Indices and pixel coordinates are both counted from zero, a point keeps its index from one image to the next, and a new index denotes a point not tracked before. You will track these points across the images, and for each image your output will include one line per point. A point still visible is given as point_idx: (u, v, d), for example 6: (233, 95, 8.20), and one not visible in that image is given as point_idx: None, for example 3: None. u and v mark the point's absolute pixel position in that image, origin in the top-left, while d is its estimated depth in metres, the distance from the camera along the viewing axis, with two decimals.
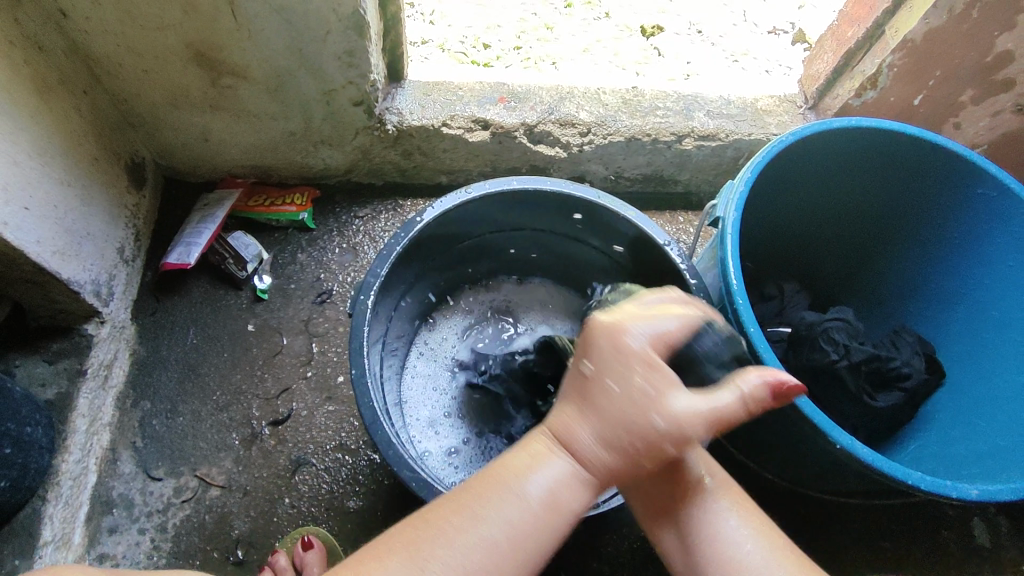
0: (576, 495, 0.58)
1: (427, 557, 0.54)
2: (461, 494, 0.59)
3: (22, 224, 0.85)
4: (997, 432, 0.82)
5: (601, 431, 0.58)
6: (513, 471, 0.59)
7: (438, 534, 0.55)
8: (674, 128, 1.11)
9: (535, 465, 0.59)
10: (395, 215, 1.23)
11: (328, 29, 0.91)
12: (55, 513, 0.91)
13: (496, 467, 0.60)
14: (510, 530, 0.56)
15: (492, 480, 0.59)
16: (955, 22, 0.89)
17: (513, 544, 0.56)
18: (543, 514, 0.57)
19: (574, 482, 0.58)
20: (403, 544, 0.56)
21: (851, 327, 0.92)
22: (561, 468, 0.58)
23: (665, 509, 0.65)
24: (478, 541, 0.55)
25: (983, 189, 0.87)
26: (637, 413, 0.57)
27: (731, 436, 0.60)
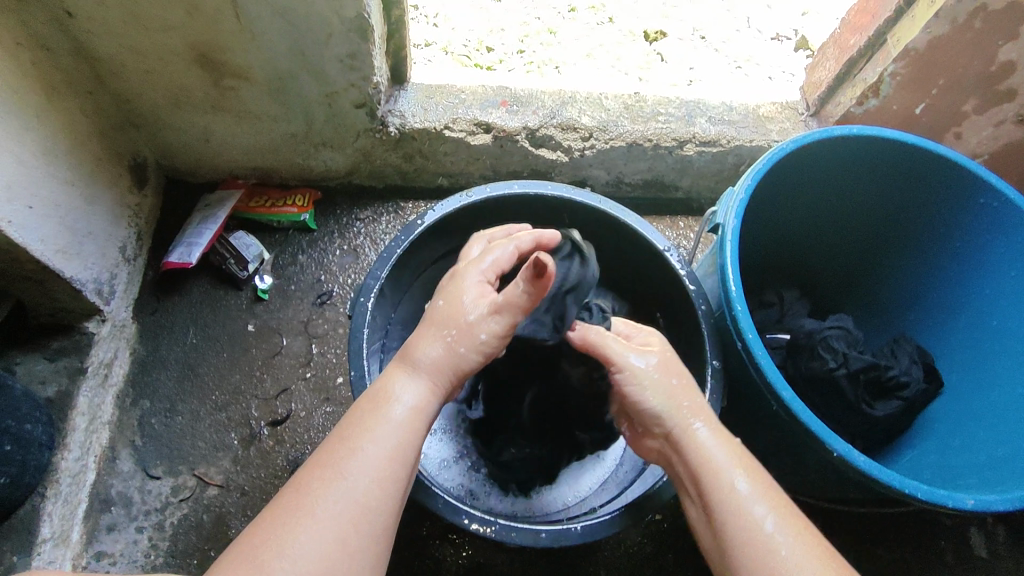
0: (428, 397, 0.63)
1: (316, 487, 0.55)
2: (335, 435, 0.59)
3: (26, 222, 0.85)
4: (994, 441, 0.82)
5: (436, 340, 0.64)
6: (370, 399, 0.62)
7: (319, 468, 0.56)
8: (675, 134, 1.12)
9: (382, 397, 0.61)
10: (396, 217, 1.23)
11: (332, 32, 0.91)
12: (53, 510, 0.91)
13: (360, 403, 0.62)
14: (387, 460, 0.57)
15: (362, 411, 0.60)
16: (957, 32, 0.90)
17: (388, 465, 0.57)
18: (410, 428, 0.60)
19: (423, 388, 0.62)
20: (295, 483, 0.56)
21: (850, 335, 0.92)
22: (408, 380, 0.63)
23: (680, 474, 0.66)
24: (357, 466, 0.56)
25: (984, 199, 0.87)
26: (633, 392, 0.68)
27: (712, 468, 0.62)
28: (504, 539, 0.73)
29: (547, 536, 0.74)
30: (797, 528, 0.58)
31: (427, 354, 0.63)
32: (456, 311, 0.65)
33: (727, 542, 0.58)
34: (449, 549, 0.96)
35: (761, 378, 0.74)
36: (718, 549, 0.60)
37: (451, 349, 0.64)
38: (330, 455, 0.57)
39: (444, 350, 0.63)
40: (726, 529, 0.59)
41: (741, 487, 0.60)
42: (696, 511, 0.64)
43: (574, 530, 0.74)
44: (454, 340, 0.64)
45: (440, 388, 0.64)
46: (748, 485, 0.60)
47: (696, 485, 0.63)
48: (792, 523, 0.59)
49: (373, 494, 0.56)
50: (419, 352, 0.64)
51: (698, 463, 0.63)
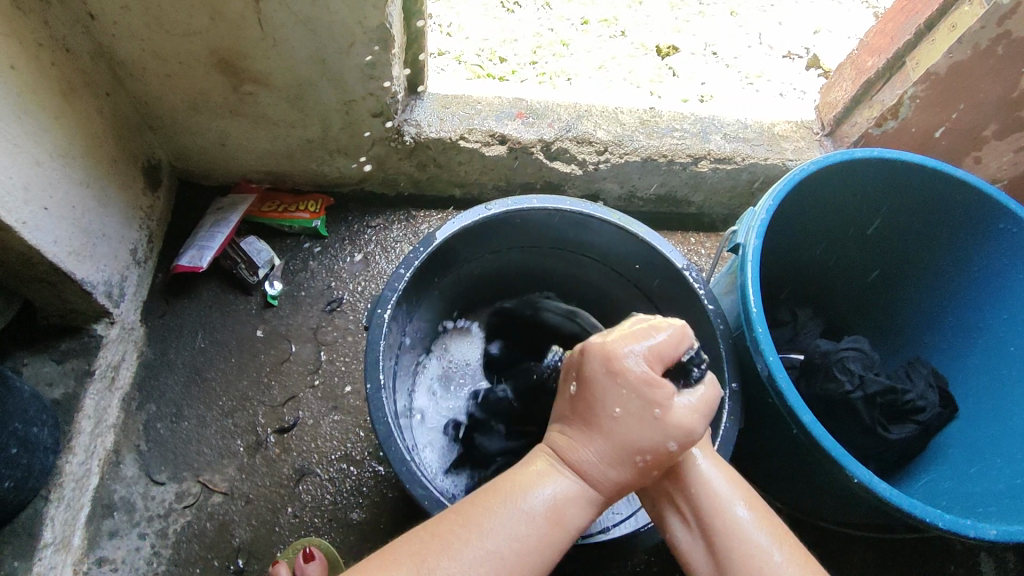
0: (581, 514, 0.61)
1: (436, 568, 0.55)
2: (465, 507, 0.60)
3: (41, 224, 0.85)
4: (1012, 468, 0.81)
5: (590, 442, 0.62)
6: (513, 484, 0.61)
7: (438, 546, 0.57)
8: (690, 150, 1.11)
9: (528, 488, 0.61)
10: (407, 226, 1.23)
11: (354, 40, 0.91)
12: (57, 515, 0.90)
13: (506, 477, 0.62)
14: (518, 547, 0.57)
15: (495, 489, 0.61)
16: (979, 58, 0.90)
17: (515, 563, 0.57)
18: (545, 525, 0.59)
19: (575, 493, 0.61)
20: (429, 552, 0.56)
21: (866, 356, 0.92)
22: (564, 483, 0.61)
23: (676, 506, 0.66)
24: (523, 512, 0.59)
25: (1003, 225, 0.87)
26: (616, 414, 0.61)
27: (715, 490, 0.65)
28: None
29: (561, 557, 0.74)
30: (777, 531, 0.63)
31: (590, 457, 0.62)
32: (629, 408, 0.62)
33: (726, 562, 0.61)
34: None
35: (782, 402, 0.74)
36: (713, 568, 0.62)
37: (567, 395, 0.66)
38: (505, 493, 0.60)
39: (563, 404, 0.66)
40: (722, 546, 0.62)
41: (742, 511, 0.63)
42: (687, 538, 0.65)
43: (589, 549, 0.74)
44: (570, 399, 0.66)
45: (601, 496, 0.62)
46: (748, 510, 0.63)
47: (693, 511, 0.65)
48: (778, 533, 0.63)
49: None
50: (580, 453, 0.62)
51: (699, 494, 0.65)
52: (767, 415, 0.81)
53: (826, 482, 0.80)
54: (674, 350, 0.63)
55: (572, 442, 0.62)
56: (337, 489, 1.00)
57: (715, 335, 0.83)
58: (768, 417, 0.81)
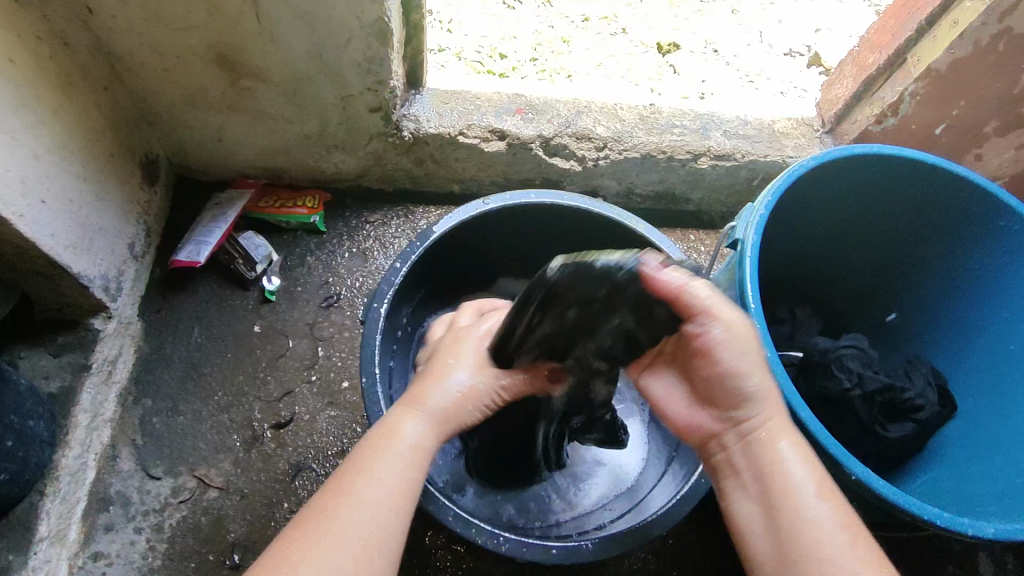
0: (433, 438, 0.65)
1: (337, 511, 0.57)
2: (341, 471, 0.60)
3: (38, 217, 0.84)
4: (1012, 467, 0.80)
5: (462, 368, 0.69)
6: (381, 433, 0.63)
7: (331, 499, 0.58)
8: (689, 147, 1.11)
9: (391, 434, 0.63)
10: (405, 222, 1.22)
11: (352, 35, 0.91)
12: (52, 509, 0.90)
13: (370, 435, 0.64)
14: (402, 486, 0.60)
15: (368, 446, 0.62)
16: (981, 55, 0.89)
17: (398, 494, 0.59)
18: (414, 462, 0.62)
19: (428, 430, 0.64)
20: (322, 503, 0.58)
21: (865, 354, 0.91)
22: (420, 422, 0.64)
23: (740, 475, 0.65)
24: (375, 494, 0.58)
25: (1004, 223, 0.86)
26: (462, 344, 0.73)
27: (789, 471, 0.62)
28: (515, 554, 0.73)
29: (557, 553, 0.73)
30: (859, 539, 0.58)
31: (452, 375, 0.69)
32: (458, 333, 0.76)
33: (789, 544, 0.59)
34: (450, 560, 0.94)
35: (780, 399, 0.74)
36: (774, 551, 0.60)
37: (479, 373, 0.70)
38: (344, 484, 0.59)
39: (469, 372, 0.70)
40: (784, 531, 0.60)
41: (809, 493, 0.61)
42: (749, 512, 0.63)
43: (585, 547, 0.74)
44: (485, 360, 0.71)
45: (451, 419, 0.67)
46: (822, 499, 0.60)
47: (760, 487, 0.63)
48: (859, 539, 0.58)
49: (389, 515, 0.58)
50: (444, 376, 0.69)
51: (770, 471, 0.63)
52: None
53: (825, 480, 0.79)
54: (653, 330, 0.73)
55: (438, 377, 0.68)
56: None
57: None
58: None
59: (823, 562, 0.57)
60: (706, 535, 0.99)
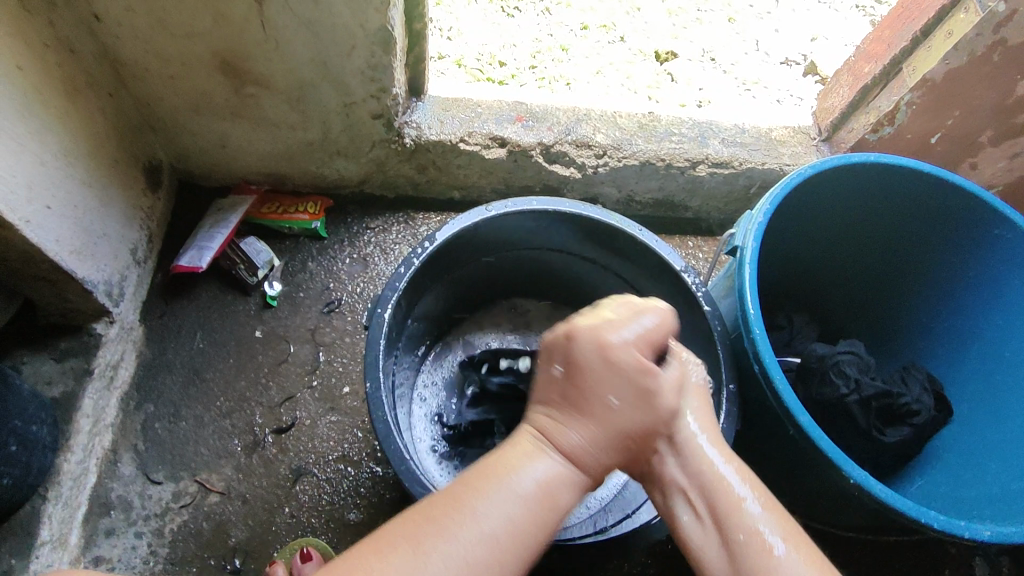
0: (564, 486, 0.59)
1: (432, 542, 0.52)
2: (454, 489, 0.56)
3: (44, 222, 0.85)
4: (1008, 472, 0.81)
5: (582, 428, 0.60)
6: (502, 461, 0.59)
7: (425, 525, 0.53)
8: (688, 155, 1.12)
9: (514, 468, 0.58)
10: (406, 228, 1.23)
11: (356, 43, 0.92)
12: (53, 513, 0.90)
13: (484, 464, 0.59)
14: (511, 528, 0.54)
15: (480, 476, 0.57)
16: (974, 65, 0.91)
17: (512, 535, 0.54)
18: (537, 505, 0.56)
19: (561, 475, 0.59)
20: (404, 535, 0.53)
21: (862, 360, 0.92)
22: (550, 464, 0.59)
23: (680, 490, 0.64)
24: (467, 536, 0.53)
25: (997, 231, 0.88)
26: (637, 417, 0.61)
27: (731, 492, 0.61)
28: None
29: (559, 554, 0.74)
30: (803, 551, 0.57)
31: (574, 439, 0.60)
32: (649, 394, 0.62)
33: (743, 559, 0.57)
34: None
35: (779, 404, 0.75)
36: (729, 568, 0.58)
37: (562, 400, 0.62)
38: (441, 516, 0.54)
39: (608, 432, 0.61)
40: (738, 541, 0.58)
41: (752, 506, 0.60)
42: (686, 512, 0.63)
43: (582, 543, 0.75)
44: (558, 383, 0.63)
45: (588, 477, 0.61)
46: (763, 508, 0.60)
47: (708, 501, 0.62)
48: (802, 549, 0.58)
49: (482, 563, 0.52)
50: (565, 436, 0.60)
51: (711, 485, 0.62)
52: (764, 418, 0.81)
53: (823, 485, 0.80)
54: (662, 336, 0.66)
55: (559, 427, 0.61)
56: (334, 489, 1.00)
57: (713, 337, 0.84)
58: (765, 420, 0.81)
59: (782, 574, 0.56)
60: None
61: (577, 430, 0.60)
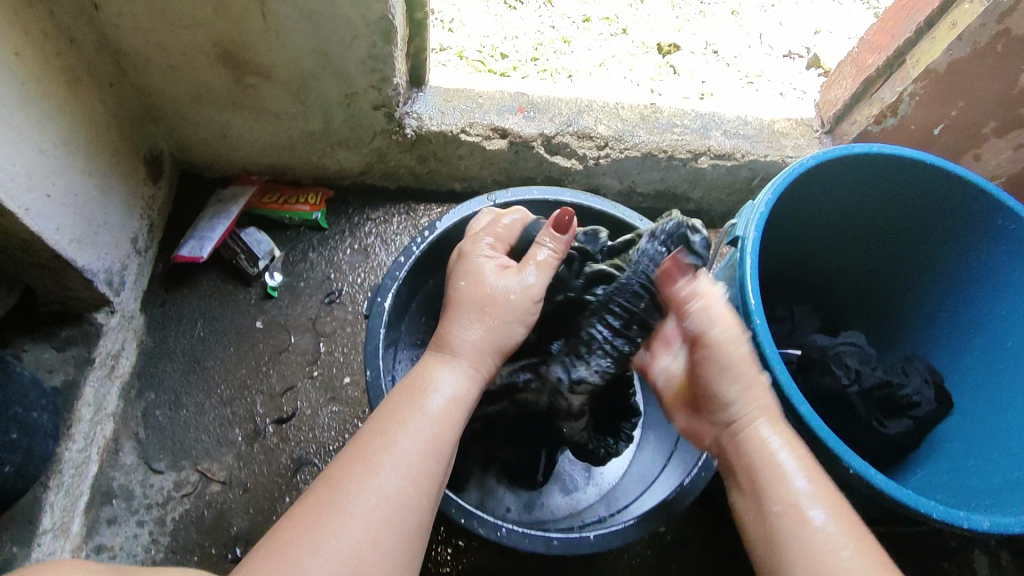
0: (465, 389, 0.64)
1: (353, 479, 0.55)
2: (371, 429, 0.60)
3: (43, 211, 0.85)
4: (1007, 463, 0.82)
5: (474, 319, 0.67)
6: (407, 389, 0.63)
7: (355, 457, 0.57)
8: (690, 146, 1.12)
9: (420, 387, 0.63)
10: (408, 219, 1.23)
11: (357, 32, 0.91)
12: (55, 501, 0.91)
13: (396, 394, 0.63)
14: (428, 446, 0.59)
15: (395, 404, 0.62)
16: (979, 56, 0.91)
17: (425, 453, 0.59)
18: (446, 416, 0.61)
19: (461, 378, 0.64)
20: (335, 473, 0.57)
21: (863, 351, 0.92)
22: (451, 370, 0.64)
23: (737, 476, 0.64)
24: (390, 463, 0.57)
25: (1000, 223, 0.87)
26: (484, 291, 0.68)
27: (779, 462, 0.62)
28: (518, 545, 0.73)
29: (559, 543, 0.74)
30: (851, 530, 0.56)
31: (460, 332, 0.66)
32: (480, 277, 0.69)
33: (777, 530, 0.58)
34: (451, 554, 0.95)
35: (779, 394, 0.75)
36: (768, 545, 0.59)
37: (497, 326, 0.67)
38: (371, 449, 0.58)
39: (479, 322, 0.67)
40: (772, 520, 0.59)
41: (802, 486, 0.60)
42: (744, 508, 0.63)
43: (587, 539, 0.74)
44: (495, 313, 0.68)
45: (481, 368, 0.66)
46: (809, 484, 0.60)
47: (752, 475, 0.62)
48: (846, 523, 0.57)
49: (405, 484, 0.56)
50: (452, 334, 0.66)
51: (759, 459, 0.62)
52: None
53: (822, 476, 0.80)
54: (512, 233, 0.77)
55: (447, 329, 0.67)
56: None
57: None
58: None
59: (814, 535, 0.56)
60: (705, 531, 0.99)
61: (477, 328, 0.66)
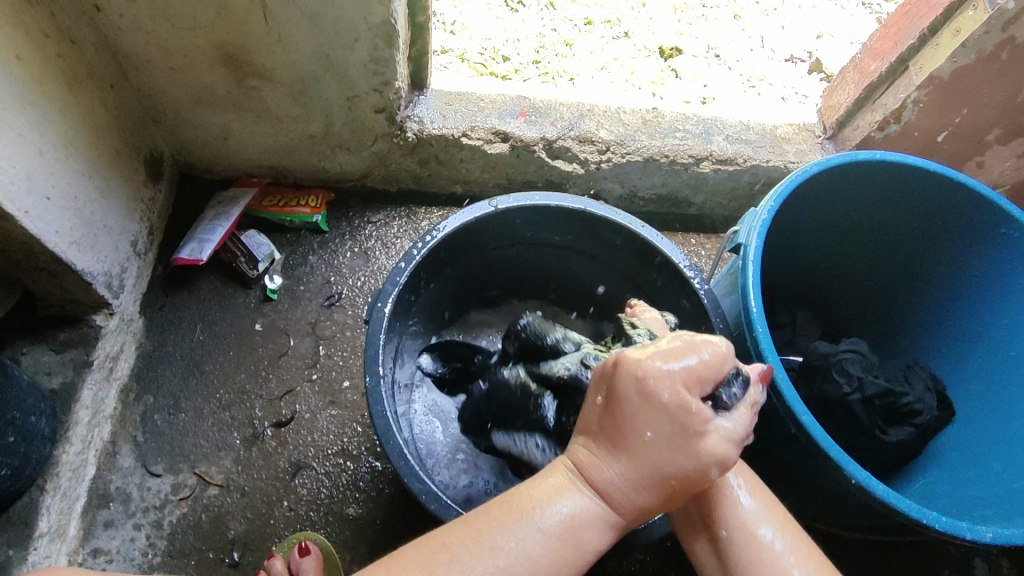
0: (593, 510, 0.59)
1: (447, 564, 0.56)
2: (478, 518, 0.59)
3: (43, 214, 0.84)
4: (1010, 473, 0.81)
5: (619, 474, 0.59)
6: (527, 498, 0.60)
7: (461, 540, 0.58)
8: (692, 151, 1.11)
9: (541, 504, 0.59)
10: (408, 222, 1.23)
11: (359, 36, 0.91)
12: (52, 504, 0.90)
13: (505, 498, 0.60)
14: (529, 563, 0.56)
15: (505, 505, 0.59)
16: (983, 63, 0.90)
17: (546, 550, 0.57)
18: (560, 541, 0.57)
19: (593, 502, 0.59)
20: (420, 562, 0.56)
21: (865, 359, 0.92)
22: (585, 502, 0.59)
23: (699, 527, 0.69)
24: (513, 548, 0.56)
25: (1004, 231, 0.87)
26: (676, 460, 0.58)
27: (744, 511, 0.67)
28: None
29: None
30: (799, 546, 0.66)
31: (613, 478, 0.59)
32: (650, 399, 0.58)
33: (733, 562, 0.66)
34: None
35: (780, 402, 0.74)
36: None
37: (617, 453, 0.59)
38: (493, 528, 0.58)
39: (611, 459, 0.59)
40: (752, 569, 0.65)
41: (768, 533, 0.66)
42: (707, 553, 0.68)
43: None
44: (604, 419, 0.60)
45: (624, 522, 0.60)
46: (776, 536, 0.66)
47: (716, 531, 0.67)
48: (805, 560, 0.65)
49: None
50: (605, 478, 0.59)
51: (723, 518, 0.67)
52: (766, 416, 0.81)
53: (823, 485, 0.80)
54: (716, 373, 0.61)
55: (595, 465, 0.60)
56: (333, 483, 1.00)
57: (715, 334, 0.83)
58: (766, 419, 0.81)
59: None
60: None
61: (614, 467, 0.59)
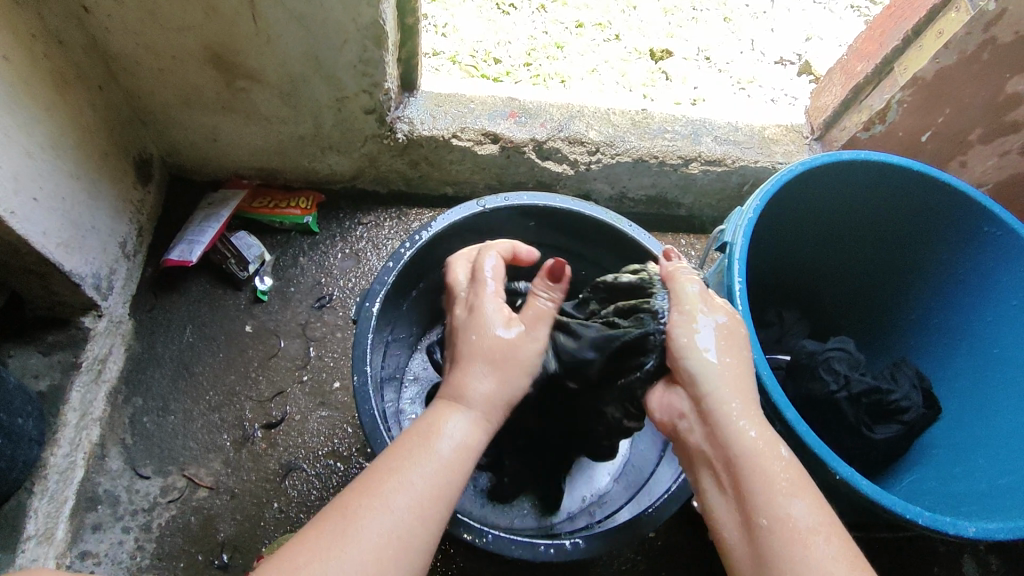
0: (475, 435, 0.62)
1: (361, 511, 0.55)
2: (381, 463, 0.59)
3: (30, 214, 0.84)
4: (994, 469, 0.82)
5: (488, 371, 0.65)
6: (419, 430, 0.62)
7: (361, 491, 0.56)
8: (681, 152, 1.12)
9: (431, 432, 0.61)
10: (399, 223, 1.23)
11: (348, 37, 0.91)
12: (39, 507, 0.90)
13: (410, 432, 0.62)
14: (424, 489, 0.57)
15: (402, 440, 0.61)
16: (965, 64, 0.92)
17: (431, 488, 0.57)
18: (453, 462, 0.60)
19: (472, 424, 0.62)
20: (337, 507, 0.56)
21: (852, 357, 0.92)
22: (461, 417, 0.62)
23: (714, 470, 0.62)
24: (400, 499, 0.56)
25: (987, 230, 0.88)
26: (495, 343, 0.66)
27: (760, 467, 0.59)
28: (504, 551, 0.73)
29: (548, 551, 0.74)
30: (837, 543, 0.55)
31: (479, 387, 0.64)
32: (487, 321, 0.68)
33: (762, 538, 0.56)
34: (441, 561, 0.94)
35: (766, 399, 0.75)
36: (749, 548, 0.57)
37: (510, 375, 0.66)
38: (377, 484, 0.57)
39: (495, 374, 0.65)
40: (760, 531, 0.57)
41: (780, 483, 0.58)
42: (722, 504, 0.61)
43: (575, 546, 0.74)
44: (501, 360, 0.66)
45: (493, 417, 0.64)
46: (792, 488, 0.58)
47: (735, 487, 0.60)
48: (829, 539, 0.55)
49: (412, 524, 0.55)
50: (469, 386, 0.64)
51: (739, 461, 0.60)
52: None
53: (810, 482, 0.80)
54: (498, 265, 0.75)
55: (463, 378, 0.65)
56: (323, 485, 1.00)
57: None
58: None
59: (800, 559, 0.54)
60: (694, 535, 0.99)
61: (480, 384, 0.64)
